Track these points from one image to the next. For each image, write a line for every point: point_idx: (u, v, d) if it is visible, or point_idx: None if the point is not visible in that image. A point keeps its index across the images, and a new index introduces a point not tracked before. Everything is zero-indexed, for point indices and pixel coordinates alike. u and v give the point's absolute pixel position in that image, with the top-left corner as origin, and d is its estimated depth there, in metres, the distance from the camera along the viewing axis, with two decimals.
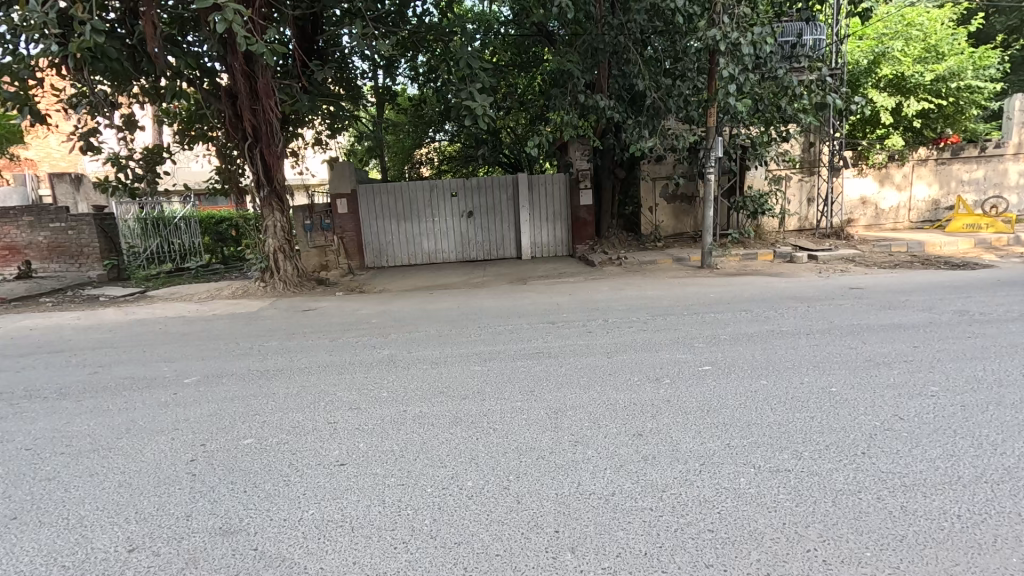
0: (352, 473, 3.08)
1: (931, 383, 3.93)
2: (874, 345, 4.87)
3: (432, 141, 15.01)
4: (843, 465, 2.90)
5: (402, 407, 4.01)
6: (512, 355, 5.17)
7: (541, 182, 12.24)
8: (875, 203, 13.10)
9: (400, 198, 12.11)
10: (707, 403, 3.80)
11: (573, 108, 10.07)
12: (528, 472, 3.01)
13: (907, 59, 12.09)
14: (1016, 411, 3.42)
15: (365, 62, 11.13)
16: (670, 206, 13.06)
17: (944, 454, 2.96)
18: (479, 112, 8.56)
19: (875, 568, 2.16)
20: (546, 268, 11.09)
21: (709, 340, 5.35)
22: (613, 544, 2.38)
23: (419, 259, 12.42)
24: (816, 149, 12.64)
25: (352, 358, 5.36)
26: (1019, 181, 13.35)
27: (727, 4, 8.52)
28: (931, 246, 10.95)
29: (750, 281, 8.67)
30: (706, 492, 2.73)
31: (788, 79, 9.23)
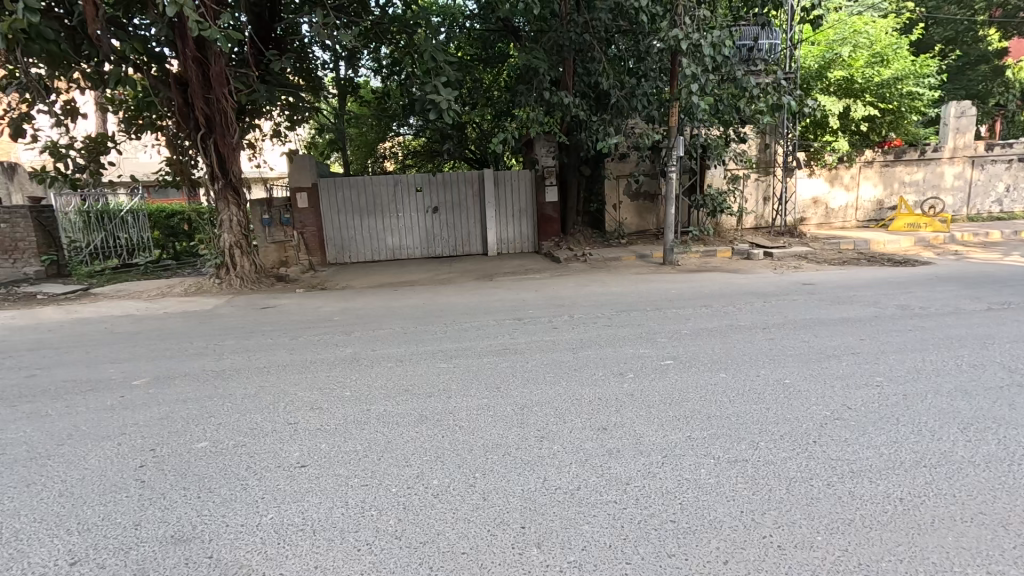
0: (313, 475, 3.00)
1: (876, 374, 4.15)
2: (824, 339, 5.10)
3: (396, 136, 14.68)
4: (796, 454, 3.03)
5: (366, 406, 3.94)
6: (478, 352, 5.14)
7: (507, 178, 12.23)
8: (825, 202, 13.72)
9: (363, 193, 11.86)
10: (669, 396, 3.90)
11: (539, 105, 10.10)
12: (494, 469, 3.01)
13: (855, 65, 12.68)
14: (953, 399, 3.64)
15: (327, 52, 10.85)
16: (634, 204, 13.27)
17: (887, 441, 3.13)
18: (443, 107, 8.46)
19: (826, 551, 2.26)
20: (513, 265, 11.10)
21: (671, 335, 5.48)
22: (579, 537, 2.41)
23: (383, 255, 12.21)
24: (771, 150, 13.07)
25: (313, 356, 5.21)
26: (954, 183, 14.22)
27: (688, 6, 8.70)
28: (876, 244, 11.56)
29: (710, 278, 8.94)
30: (668, 484, 2.79)
31: (745, 81, 9.51)
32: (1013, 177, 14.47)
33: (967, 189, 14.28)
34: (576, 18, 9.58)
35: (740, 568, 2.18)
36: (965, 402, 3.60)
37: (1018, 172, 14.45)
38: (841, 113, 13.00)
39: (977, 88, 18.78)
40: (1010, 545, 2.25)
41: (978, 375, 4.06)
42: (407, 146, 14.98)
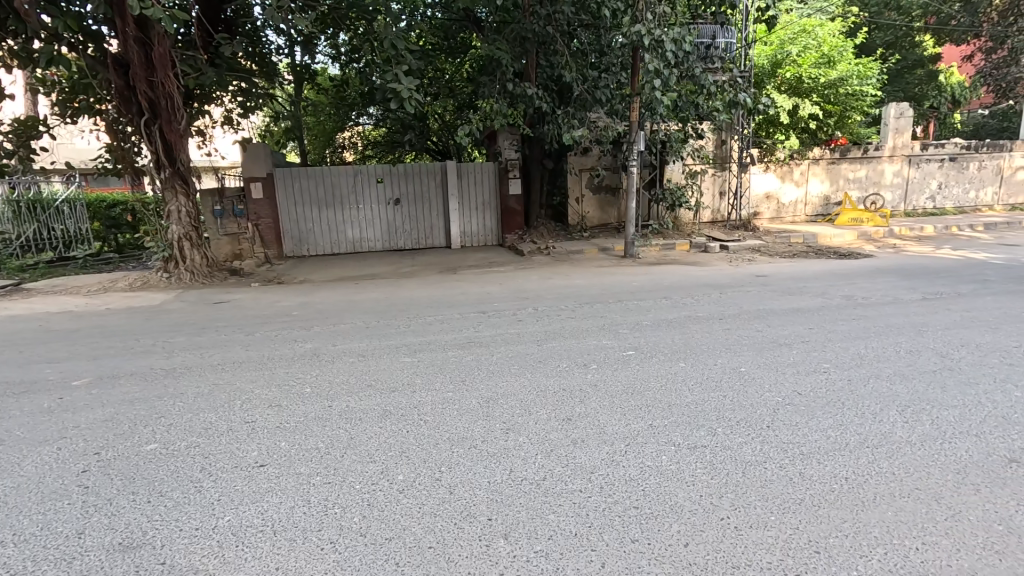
0: (273, 474, 2.91)
1: (823, 360, 4.37)
2: (776, 328, 5.33)
3: (355, 125, 14.40)
4: (751, 439, 3.16)
5: (327, 402, 3.84)
6: (443, 346, 5.10)
7: (470, 170, 12.15)
8: (777, 197, 14.27)
9: (321, 183, 11.52)
10: (631, 386, 3.99)
11: (502, 96, 10.05)
12: (460, 462, 3.00)
13: (805, 65, 13.21)
14: (893, 383, 3.89)
15: (281, 37, 10.45)
16: (595, 198, 13.34)
17: (834, 424, 3.31)
18: (405, 96, 8.30)
19: (779, 530, 2.37)
20: (477, 258, 11.04)
21: (632, 326, 5.59)
22: (546, 527, 2.43)
23: (343, 248, 11.90)
24: (727, 145, 13.45)
25: (271, 353, 5.04)
26: (893, 180, 15.07)
27: (648, 2, 8.84)
28: (823, 238, 12.13)
29: (669, 270, 9.17)
30: (631, 471, 2.86)
31: (704, 77, 9.74)
32: (944, 175, 15.44)
33: (904, 186, 15.16)
34: (539, 11, 9.48)
35: (700, 550, 2.26)
36: (903, 385, 3.84)
37: (949, 171, 15.45)
38: (790, 111, 13.53)
39: (913, 91, 19.93)
40: (943, 516, 2.42)
41: (914, 360, 4.34)
42: (367, 136, 14.76)
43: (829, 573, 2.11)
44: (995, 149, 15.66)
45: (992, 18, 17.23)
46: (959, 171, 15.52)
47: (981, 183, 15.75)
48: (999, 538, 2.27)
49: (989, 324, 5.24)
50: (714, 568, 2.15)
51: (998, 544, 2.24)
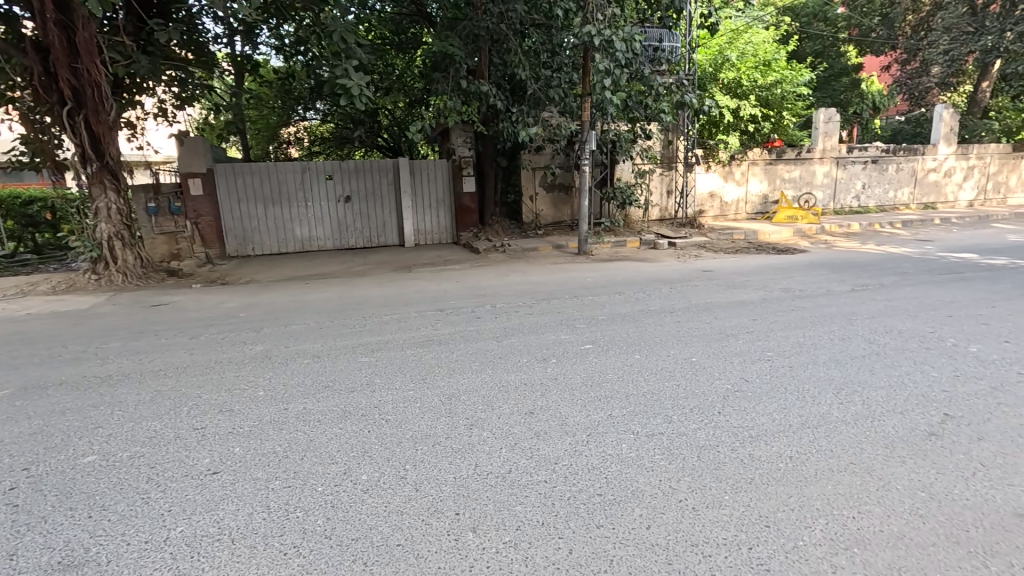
0: (228, 480, 2.80)
1: (767, 349, 4.65)
2: (724, 320, 5.61)
3: (301, 120, 13.93)
4: (704, 425, 3.31)
5: (283, 405, 3.72)
6: (401, 344, 5.03)
7: (423, 167, 12.02)
8: (720, 196, 14.92)
9: (266, 180, 11.07)
10: (589, 378, 4.10)
11: (455, 93, 9.99)
12: (424, 460, 2.98)
13: (743, 70, 13.94)
14: (828, 368, 4.18)
15: (220, 25, 9.95)
16: (549, 196, 13.47)
17: (778, 407, 3.53)
18: (355, 91, 8.11)
19: (732, 508, 2.51)
20: (431, 256, 10.96)
21: (589, 321, 5.72)
22: (514, 518, 2.47)
23: (291, 247, 11.48)
24: (673, 146, 13.90)
25: (218, 356, 4.80)
26: (824, 180, 16.11)
27: (598, 4, 9.04)
28: (762, 235, 12.81)
29: (622, 266, 9.43)
30: (593, 460, 2.94)
31: (652, 79, 10.07)
32: (867, 176, 16.68)
33: (832, 186, 16.25)
34: (491, 9, 9.44)
35: (662, 531, 2.36)
36: (837, 369, 4.16)
37: (871, 172, 16.70)
38: (731, 113, 14.19)
39: (839, 98, 21.46)
40: (875, 487, 2.64)
41: (846, 346, 4.68)
42: (314, 131, 14.29)
43: (780, 544, 2.26)
44: (910, 153, 17.08)
45: (906, 32, 18.99)
46: (880, 173, 16.80)
47: (899, 184, 17.12)
48: (922, 503, 2.51)
49: (908, 312, 5.73)
50: (675, 547, 2.26)
51: (921, 508, 2.47)
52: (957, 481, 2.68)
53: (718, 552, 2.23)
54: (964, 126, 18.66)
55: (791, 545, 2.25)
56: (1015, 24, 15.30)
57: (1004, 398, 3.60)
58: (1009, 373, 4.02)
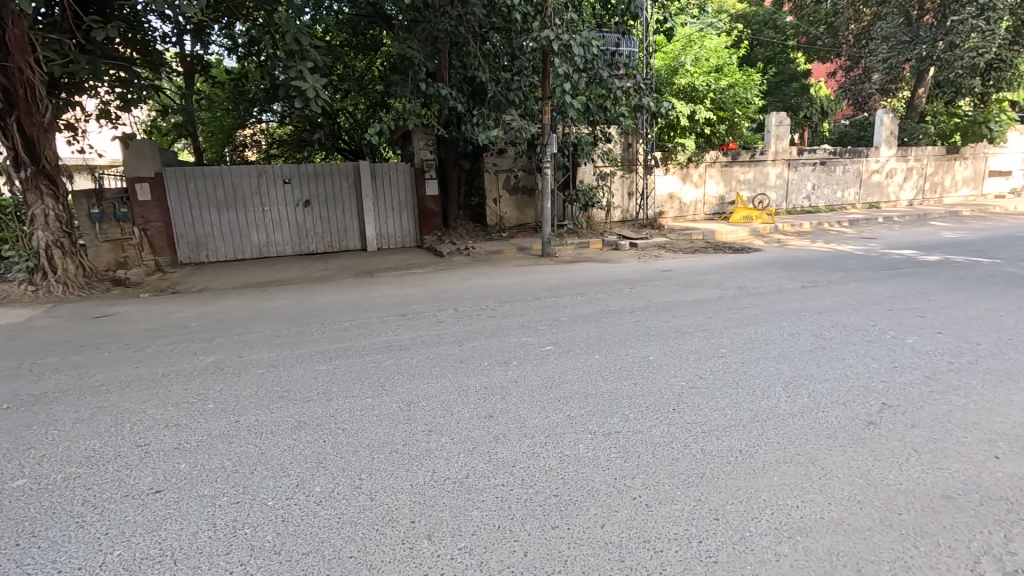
0: (171, 499, 2.68)
1: (722, 346, 4.79)
2: (681, 318, 5.74)
3: (258, 123, 13.55)
4: (659, 422, 3.39)
5: (234, 417, 3.59)
6: (361, 351, 4.95)
7: (384, 170, 11.86)
8: (679, 197, 15.31)
9: (220, 184, 10.69)
10: (549, 380, 4.13)
11: (415, 96, 9.92)
12: (381, 468, 2.94)
13: (698, 74, 14.34)
14: (777, 363, 4.35)
15: (167, 24, 9.58)
16: (513, 198, 13.52)
17: (730, 402, 3.64)
18: (310, 94, 7.92)
19: (685, 503, 2.57)
20: (394, 260, 10.82)
21: (551, 323, 5.76)
22: (470, 523, 2.46)
23: (248, 253, 11.12)
24: (633, 149, 14.18)
25: (166, 369, 4.60)
26: (777, 181, 16.75)
27: (557, 9, 9.13)
28: (720, 235, 13.21)
29: (586, 268, 9.54)
30: (551, 461, 2.96)
31: (610, 83, 10.24)
32: (817, 177, 17.45)
33: (785, 187, 16.92)
34: (450, 11, 9.40)
35: (616, 529, 2.39)
36: (786, 364, 4.32)
37: (820, 173, 17.47)
38: (688, 116, 14.58)
39: (791, 102, 22.45)
40: (818, 476, 2.76)
41: (795, 341, 4.88)
42: (271, 134, 13.94)
43: (727, 536, 2.33)
44: (855, 155, 17.94)
45: (850, 41, 19.88)
46: (828, 174, 17.59)
47: (846, 184, 17.97)
48: (860, 489, 2.64)
49: (854, 307, 6.01)
50: (629, 545, 2.29)
51: (860, 495, 2.59)
52: (893, 467, 2.83)
53: (669, 547, 2.28)
54: (903, 129, 19.75)
55: (738, 537, 2.32)
56: (945, 34, 16.29)
57: (937, 386, 3.82)
58: (941, 363, 4.27)
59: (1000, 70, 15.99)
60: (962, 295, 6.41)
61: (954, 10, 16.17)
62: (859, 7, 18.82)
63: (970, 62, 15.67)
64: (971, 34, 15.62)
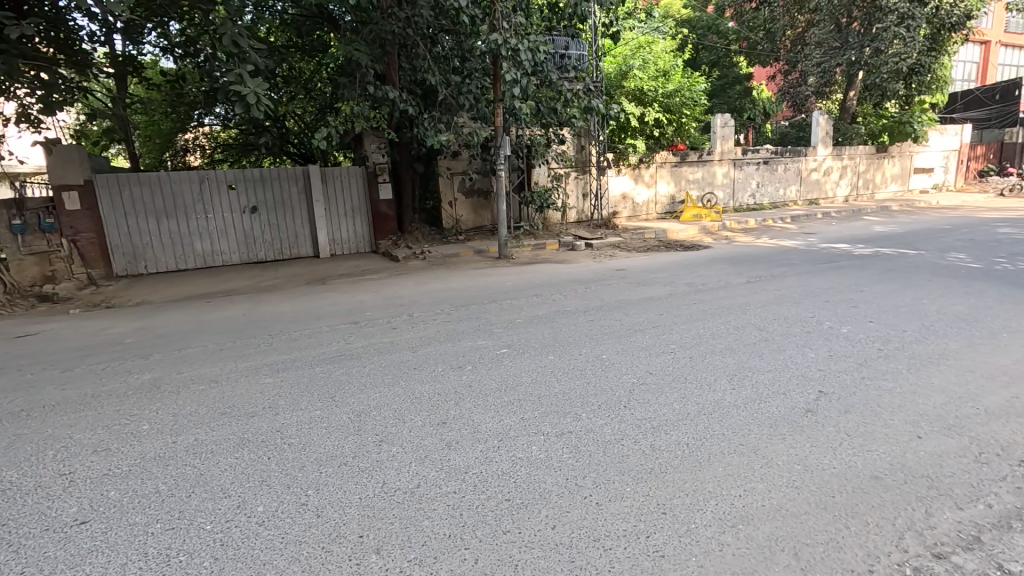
0: (99, 529, 2.51)
1: (672, 342, 4.92)
2: (633, 316, 5.87)
3: (200, 126, 13.05)
4: (610, 419, 3.44)
5: (171, 438, 3.40)
6: (310, 362, 4.79)
7: (336, 174, 11.56)
8: (632, 197, 15.65)
9: (158, 191, 10.16)
10: (504, 383, 4.12)
11: (364, 99, 9.73)
12: (328, 483, 2.85)
13: (646, 77, 14.75)
14: (722, 356, 4.51)
15: (94, 22, 9.06)
16: (468, 201, 13.48)
17: (678, 397, 3.74)
18: (251, 98, 7.64)
19: (634, 499, 2.61)
20: (348, 266, 10.55)
21: (506, 325, 5.76)
22: (420, 534, 2.42)
23: (191, 262, 10.59)
24: (586, 150, 14.39)
25: (97, 390, 4.31)
26: (723, 180, 17.39)
27: (505, 12, 9.17)
28: (671, 233, 13.60)
29: (542, 269, 9.59)
30: (503, 465, 2.95)
31: (559, 85, 10.37)
32: (760, 176, 18.22)
33: (731, 186, 17.59)
34: (398, 13, 9.28)
35: (566, 530, 2.41)
36: (731, 357, 4.48)
37: (763, 172, 18.25)
38: (638, 118, 14.97)
39: (735, 104, 23.48)
40: (759, 465, 2.87)
41: (740, 335, 5.06)
42: (216, 137, 13.45)
43: (674, 529, 2.38)
44: (795, 155, 18.88)
45: (786, 46, 20.84)
46: (771, 173, 18.41)
47: (787, 182, 18.86)
48: (798, 475, 2.76)
49: (794, 299, 6.30)
50: (579, 544, 2.31)
51: (798, 481, 2.71)
52: (827, 452, 2.97)
53: (618, 544, 2.31)
54: (838, 129, 20.92)
55: (684, 529, 2.38)
56: (871, 40, 17.39)
57: (868, 373, 4.05)
58: (872, 350, 4.54)
59: (920, 74, 17.21)
60: (890, 285, 6.84)
61: (878, 18, 17.29)
62: (794, 14, 19.85)
63: (893, 67, 16.79)
64: (894, 40, 16.71)
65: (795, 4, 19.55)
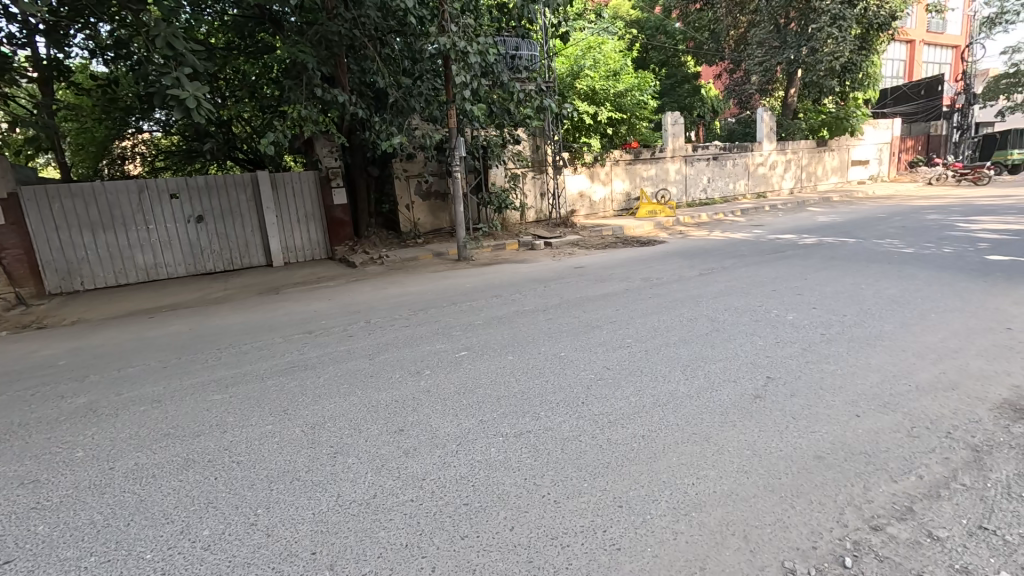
0: (24, 568, 2.33)
1: (629, 336, 5.00)
2: (592, 312, 5.95)
3: (138, 133, 12.42)
4: (568, 416, 3.47)
5: (108, 464, 3.20)
6: (261, 375, 4.62)
7: (287, 180, 11.22)
8: (589, 195, 15.89)
9: (93, 203, 9.56)
10: (463, 386, 4.08)
11: (312, 101, 9.46)
12: (280, 500, 2.74)
13: (597, 77, 15.00)
14: (676, 348, 4.62)
15: (13, 23, 8.46)
16: (426, 203, 13.36)
17: (634, 390, 3.80)
18: (190, 102, 7.30)
19: (592, 494, 2.63)
20: (302, 274, 10.24)
21: (465, 327, 5.72)
22: (376, 546, 2.36)
23: (133, 276, 10.04)
24: (542, 150, 14.52)
25: (25, 418, 4.01)
26: (676, 176, 17.89)
27: (453, 13, 9.12)
28: (628, 229, 13.87)
29: (502, 269, 9.60)
30: (462, 469, 2.92)
31: (511, 86, 10.40)
32: (711, 172, 18.83)
33: (683, 181, 18.11)
34: (344, 14, 9.09)
35: (525, 530, 2.40)
36: (685, 348, 4.61)
37: (713, 168, 18.87)
38: (591, 117, 15.20)
39: (685, 102, 24.27)
40: (711, 452, 2.95)
41: (694, 326, 5.19)
42: (156, 144, 12.85)
43: (630, 522, 2.42)
44: (743, 150, 19.59)
45: (730, 45, 21.67)
46: (720, 168, 19.06)
47: (736, 177, 19.56)
48: (747, 459, 2.85)
49: (744, 290, 6.52)
50: (537, 544, 2.31)
51: (747, 465, 2.80)
52: (775, 436, 3.08)
53: (575, 541, 2.32)
54: (781, 125, 21.88)
55: (640, 521, 2.42)
56: (808, 40, 18.28)
57: (812, 357, 4.24)
58: (815, 335, 4.76)
59: (853, 72, 18.31)
60: (832, 272, 7.18)
61: (813, 19, 18.17)
62: (736, 15, 20.70)
63: (828, 65, 17.72)
64: (828, 40, 17.61)
65: (736, 6, 20.36)
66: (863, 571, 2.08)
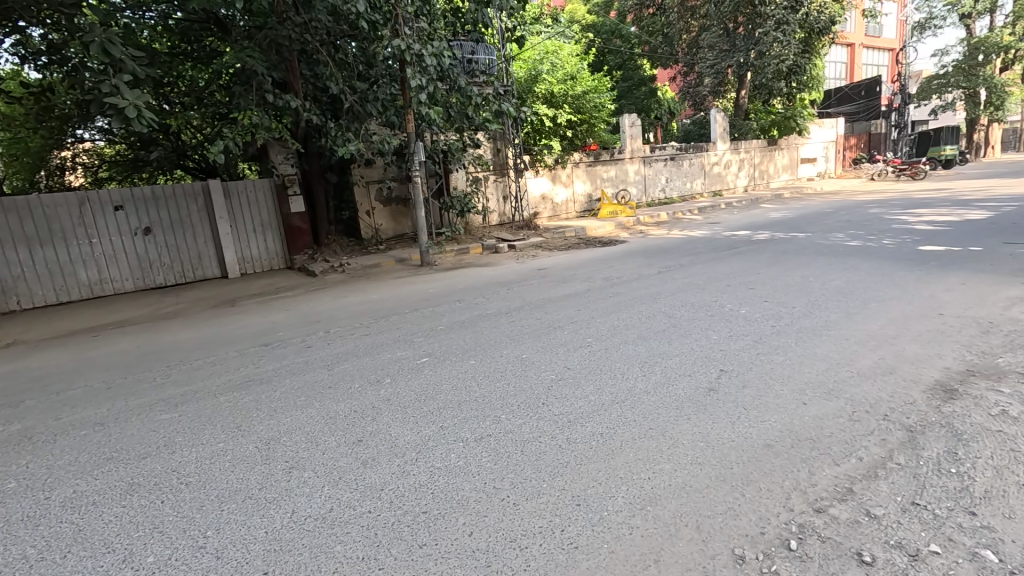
0: None
1: (589, 336, 5.06)
2: (554, 313, 5.99)
3: (79, 142, 11.82)
4: (528, 418, 3.48)
5: (44, 494, 3.02)
6: (214, 392, 4.44)
7: (240, 188, 10.87)
8: (551, 198, 16.06)
9: (29, 217, 9.01)
10: (424, 393, 4.03)
11: (262, 107, 9.21)
12: (231, 520, 2.65)
13: (555, 81, 15.21)
14: (636, 345, 4.71)
15: None
16: (387, 209, 13.20)
17: (594, 389, 3.85)
18: (129, 110, 6.97)
19: (551, 495, 2.64)
20: (259, 285, 9.95)
21: (427, 333, 5.66)
22: (331, 561, 2.31)
23: (75, 293, 9.52)
24: (502, 153, 14.58)
25: None
26: (635, 177, 18.26)
27: (406, 16, 9.05)
28: (590, 230, 14.06)
29: (465, 273, 9.57)
30: (421, 477, 2.90)
31: (468, 90, 10.42)
32: (669, 172, 19.30)
33: (643, 182, 18.51)
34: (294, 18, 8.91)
35: (483, 535, 2.40)
36: (643, 345, 4.70)
37: (671, 168, 19.35)
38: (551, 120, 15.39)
39: (642, 104, 24.89)
40: (667, 446, 3.02)
41: (652, 323, 5.30)
42: (99, 154, 12.26)
43: (586, 520, 2.44)
44: (698, 150, 20.14)
45: (683, 49, 22.33)
46: (677, 168, 19.56)
47: (693, 176, 20.13)
48: (701, 451, 2.93)
49: (700, 286, 6.71)
50: (495, 548, 2.31)
51: (701, 457, 2.88)
52: (727, 427, 3.18)
53: (533, 542, 2.33)
54: (734, 126, 22.66)
55: (596, 518, 2.45)
56: (755, 44, 19.04)
57: (763, 349, 4.39)
58: (766, 327, 4.93)
59: (799, 73, 18.85)
60: (782, 266, 7.46)
61: (759, 23, 18.93)
62: (688, 19, 21.40)
63: (774, 68, 18.51)
64: (774, 43, 18.40)
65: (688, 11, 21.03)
66: (808, 554, 2.16)
